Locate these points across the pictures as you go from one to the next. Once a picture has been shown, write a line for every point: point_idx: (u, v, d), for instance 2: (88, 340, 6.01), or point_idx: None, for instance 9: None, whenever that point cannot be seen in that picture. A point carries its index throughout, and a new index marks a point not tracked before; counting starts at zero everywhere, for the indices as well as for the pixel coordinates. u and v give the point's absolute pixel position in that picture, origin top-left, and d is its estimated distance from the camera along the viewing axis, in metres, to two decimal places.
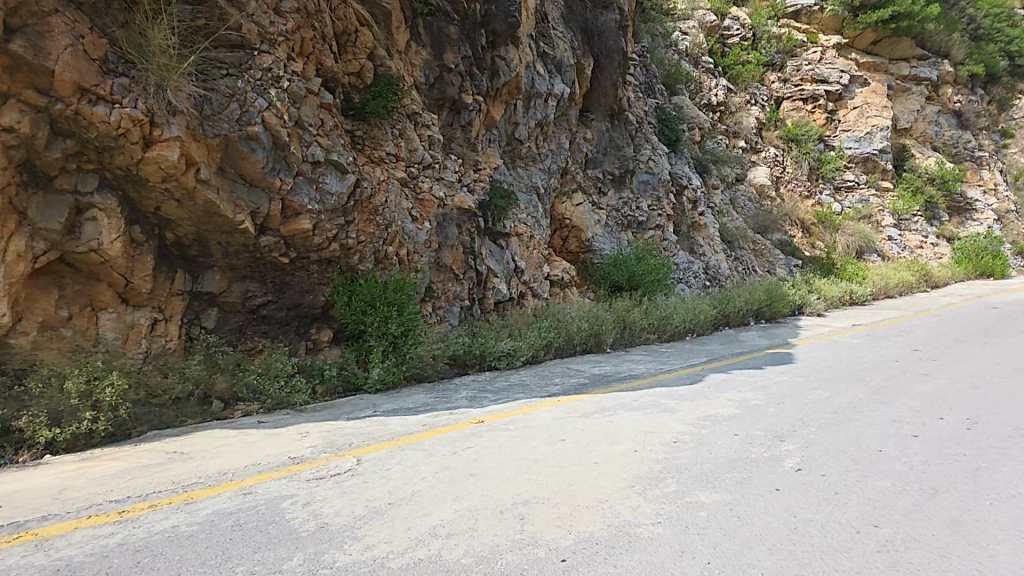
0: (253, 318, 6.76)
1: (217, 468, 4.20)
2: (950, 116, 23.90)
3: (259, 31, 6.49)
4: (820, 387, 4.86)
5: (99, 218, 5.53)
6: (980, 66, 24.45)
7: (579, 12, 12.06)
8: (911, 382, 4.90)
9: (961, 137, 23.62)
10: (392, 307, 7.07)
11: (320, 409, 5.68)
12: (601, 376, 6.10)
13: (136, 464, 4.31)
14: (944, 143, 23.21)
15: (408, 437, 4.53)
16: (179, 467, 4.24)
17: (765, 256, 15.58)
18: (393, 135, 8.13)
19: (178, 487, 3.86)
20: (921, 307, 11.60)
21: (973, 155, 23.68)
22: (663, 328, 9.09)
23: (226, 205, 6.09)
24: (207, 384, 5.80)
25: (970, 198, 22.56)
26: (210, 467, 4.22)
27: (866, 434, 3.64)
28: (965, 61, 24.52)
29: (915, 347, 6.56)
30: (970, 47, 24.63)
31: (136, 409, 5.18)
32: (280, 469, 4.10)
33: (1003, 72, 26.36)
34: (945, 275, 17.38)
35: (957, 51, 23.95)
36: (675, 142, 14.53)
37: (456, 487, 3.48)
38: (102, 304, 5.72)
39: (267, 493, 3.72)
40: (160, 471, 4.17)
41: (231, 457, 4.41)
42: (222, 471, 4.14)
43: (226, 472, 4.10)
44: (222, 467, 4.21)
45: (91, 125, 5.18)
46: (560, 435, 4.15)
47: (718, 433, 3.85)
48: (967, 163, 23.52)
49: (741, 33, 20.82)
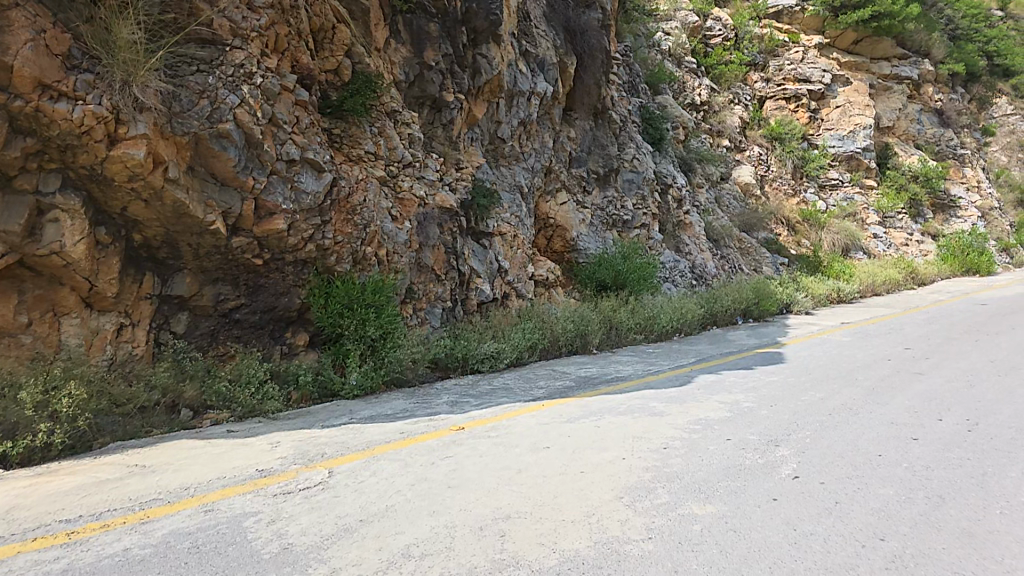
0: (225, 322, 6.40)
1: (180, 482, 3.90)
2: (931, 114, 24.22)
3: (232, 27, 6.21)
4: (813, 388, 4.70)
5: (61, 219, 5.19)
6: (960, 65, 24.81)
7: (560, 11, 11.97)
8: (906, 382, 4.78)
9: (943, 136, 23.91)
10: (370, 309, 6.72)
11: (293, 417, 5.40)
12: (588, 378, 5.89)
13: (93, 479, 3.99)
14: (927, 142, 23.47)
15: (385, 446, 4.27)
16: (139, 482, 3.92)
17: (752, 254, 15.54)
18: (371, 133, 7.85)
19: (135, 504, 3.56)
20: (910, 304, 11.59)
21: (955, 153, 23.96)
22: (650, 328, 8.92)
23: (196, 205, 5.78)
24: (174, 391, 5.47)
25: (953, 195, 22.87)
26: (172, 482, 3.92)
27: (864, 437, 3.49)
28: (945, 60, 24.86)
29: (907, 346, 6.46)
30: (950, 46, 24.96)
31: (97, 419, 4.84)
32: (248, 483, 3.82)
33: (982, 72, 26.77)
34: (931, 271, 17.48)
35: (936, 51, 24.28)
36: (659, 140, 14.39)
37: (433, 501, 3.24)
38: (64, 310, 5.37)
39: (230, 510, 3.44)
40: (119, 487, 3.85)
41: (196, 470, 4.12)
42: (185, 486, 3.84)
43: (189, 487, 3.81)
44: (185, 482, 3.91)
45: (52, 123, 4.91)
46: (544, 442, 3.92)
47: (709, 438, 3.66)
48: (950, 161, 23.79)
49: (723, 34, 20.93)
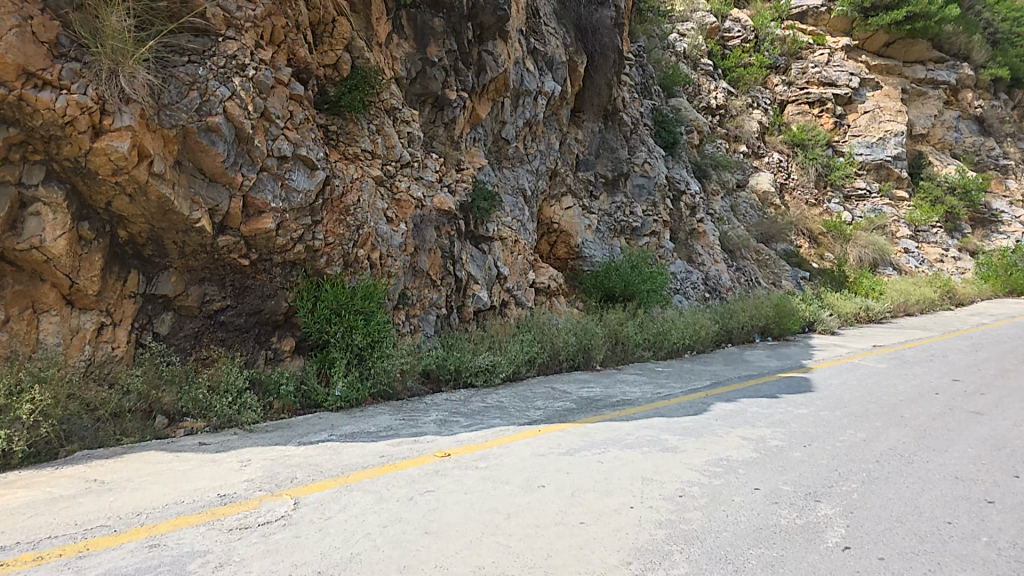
0: (211, 325, 5.79)
1: (133, 505, 3.15)
2: (970, 122, 23.47)
3: (226, 17, 5.73)
4: (852, 426, 4.12)
5: (43, 213, 4.81)
6: (1004, 69, 23.71)
7: (572, 9, 11.47)
8: (960, 424, 4.17)
9: (984, 144, 23.12)
10: (359, 316, 6.19)
11: (271, 429, 4.84)
12: (591, 400, 5.30)
13: (43, 496, 3.31)
14: (966, 151, 22.73)
15: (362, 474, 3.59)
16: (91, 503, 3.19)
17: (771, 267, 14.88)
18: (369, 130, 7.34)
19: (80, 531, 2.83)
20: (951, 328, 10.91)
21: (997, 164, 23.11)
22: (659, 344, 8.32)
23: (181, 201, 5.30)
24: (150, 397, 4.93)
25: (993, 209, 22.03)
26: (126, 504, 3.18)
27: (923, 496, 2.96)
28: (988, 64, 23.81)
29: (954, 378, 5.81)
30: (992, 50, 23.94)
31: (65, 425, 4.34)
32: (206, 511, 3.05)
33: None
34: (968, 291, 16.62)
35: (977, 55, 23.36)
36: (672, 144, 13.78)
37: (406, 552, 2.57)
38: (45, 307, 4.95)
39: (179, 545, 2.68)
40: (66, 509, 3.12)
41: (156, 489, 3.39)
42: (138, 510, 3.08)
43: (142, 513, 3.04)
44: (141, 505, 3.15)
45: (35, 112, 4.57)
46: (540, 479, 3.35)
47: (734, 487, 3.11)
48: (991, 171, 22.97)
49: (742, 35, 20.35)
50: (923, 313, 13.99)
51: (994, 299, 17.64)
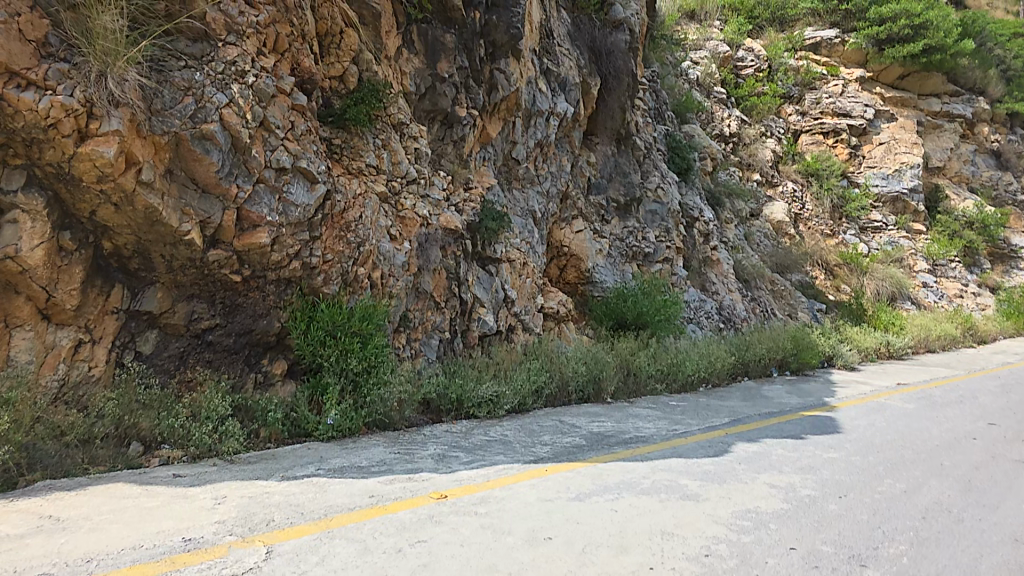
0: (198, 344, 5.44)
1: (85, 550, 2.77)
2: (986, 156, 23.44)
3: (226, 22, 5.55)
4: (890, 475, 3.77)
5: (21, 221, 4.51)
6: (1021, 104, 23.77)
7: (586, 31, 11.45)
8: (1009, 475, 3.84)
9: (1001, 179, 23.06)
10: (355, 339, 5.84)
11: (255, 461, 4.46)
12: (602, 436, 4.91)
13: None
14: (982, 185, 22.66)
15: (346, 517, 3.21)
16: (39, 546, 2.81)
17: (786, 298, 14.62)
18: (375, 145, 7.10)
19: None
20: (979, 367, 10.55)
21: (1014, 199, 22.98)
22: (674, 375, 7.96)
23: (171, 212, 5.03)
24: (126, 422, 4.55)
25: (1011, 245, 21.80)
26: (77, 547, 2.80)
27: (982, 562, 2.67)
28: (1004, 98, 23.92)
29: (991, 422, 5.44)
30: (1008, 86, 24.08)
31: (27, 451, 3.96)
32: (166, 559, 2.68)
33: None
34: (990, 328, 16.25)
35: (992, 89, 23.52)
36: (685, 171, 13.61)
37: None
38: (17, 322, 4.56)
39: None
40: (9, 552, 2.74)
41: (115, 530, 3.02)
42: (90, 556, 2.71)
43: (94, 559, 2.67)
44: (93, 550, 2.78)
45: (16, 114, 4.31)
46: (546, 530, 2.98)
47: (767, 546, 2.77)
48: (1008, 207, 22.84)
49: (755, 64, 20.48)
50: (946, 349, 13.64)
51: (1017, 337, 17.24)
